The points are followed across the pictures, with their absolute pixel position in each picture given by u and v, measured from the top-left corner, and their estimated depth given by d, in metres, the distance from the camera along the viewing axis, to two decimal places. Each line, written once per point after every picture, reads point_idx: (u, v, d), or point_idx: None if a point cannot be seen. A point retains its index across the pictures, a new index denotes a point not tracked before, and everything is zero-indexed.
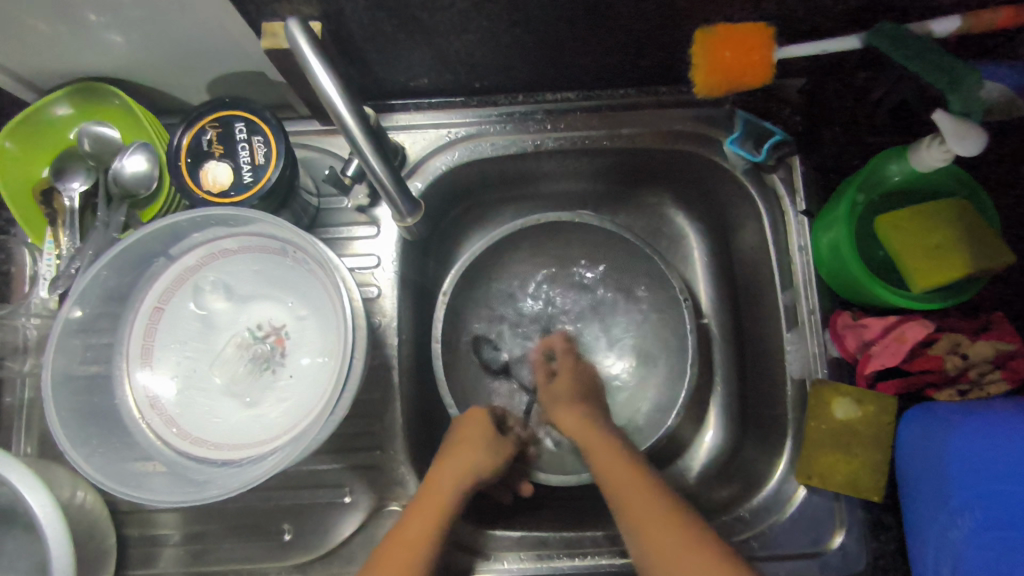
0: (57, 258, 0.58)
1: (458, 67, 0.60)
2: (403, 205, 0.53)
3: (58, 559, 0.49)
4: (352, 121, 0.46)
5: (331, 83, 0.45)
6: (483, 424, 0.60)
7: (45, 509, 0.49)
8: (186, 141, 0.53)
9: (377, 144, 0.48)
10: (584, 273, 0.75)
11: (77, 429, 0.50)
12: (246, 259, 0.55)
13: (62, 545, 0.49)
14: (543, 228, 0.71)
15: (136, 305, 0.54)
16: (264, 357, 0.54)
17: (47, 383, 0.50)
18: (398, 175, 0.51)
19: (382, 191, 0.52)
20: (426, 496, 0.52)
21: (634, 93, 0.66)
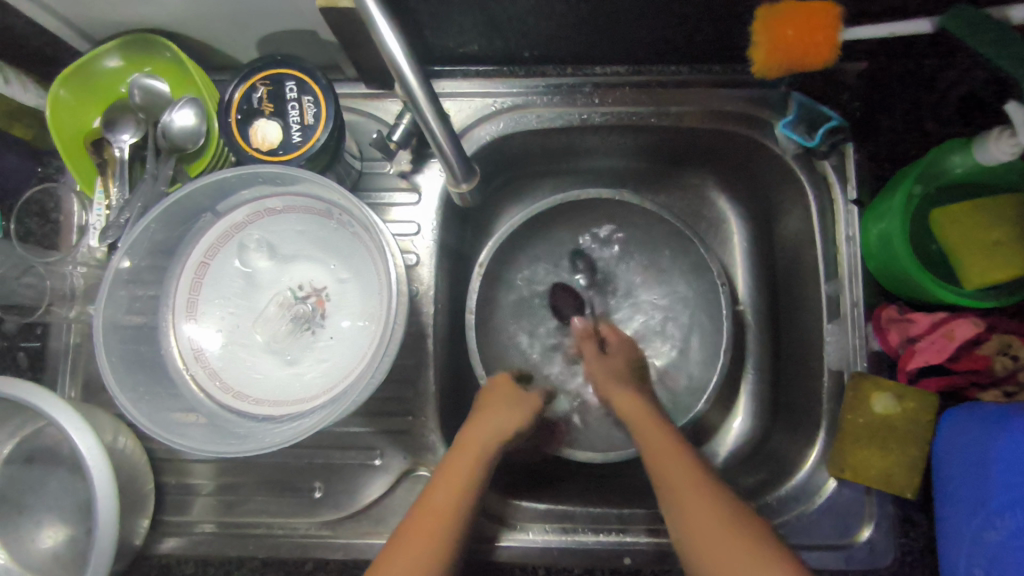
0: (107, 209, 0.59)
1: (510, 34, 0.59)
2: (458, 170, 0.52)
3: (103, 499, 0.50)
4: (416, 83, 0.45)
5: (397, 45, 0.43)
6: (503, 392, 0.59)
7: (91, 451, 0.51)
8: (237, 97, 0.53)
9: (437, 104, 0.47)
10: (622, 252, 0.75)
11: (126, 376, 0.51)
12: (292, 219, 0.55)
13: (107, 485, 0.51)
14: (583, 204, 0.71)
15: (183, 259, 0.54)
16: (305, 317, 0.55)
17: (97, 329, 0.51)
18: (456, 138, 0.50)
19: (438, 152, 0.51)
20: (454, 460, 0.50)
21: (685, 70, 0.64)
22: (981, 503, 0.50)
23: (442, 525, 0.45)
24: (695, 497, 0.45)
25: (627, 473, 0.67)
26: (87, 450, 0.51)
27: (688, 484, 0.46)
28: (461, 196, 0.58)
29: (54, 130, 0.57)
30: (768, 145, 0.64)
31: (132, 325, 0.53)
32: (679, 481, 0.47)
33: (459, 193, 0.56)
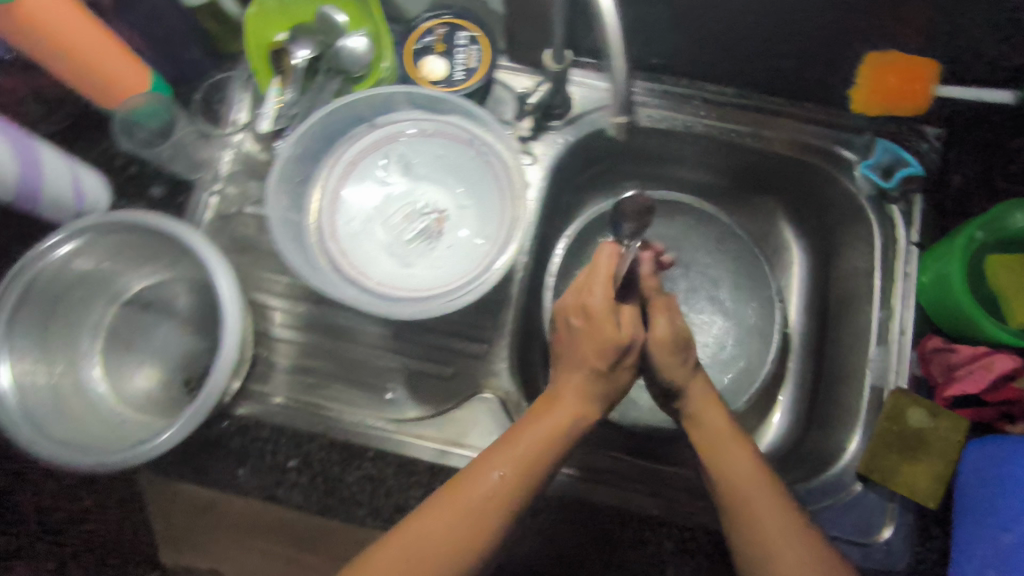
0: (279, 103, 0.65)
1: (645, 38, 0.69)
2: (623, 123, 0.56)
3: (231, 334, 0.58)
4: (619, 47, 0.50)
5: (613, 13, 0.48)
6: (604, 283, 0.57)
7: (228, 288, 0.58)
8: (414, 37, 0.62)
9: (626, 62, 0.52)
10: (694, 259, 0.81)
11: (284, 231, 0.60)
12: (435, 142, 0.62)
13: (235, 325, 0.58)
14: (663, 207, 0.83)
15: (338, 157, 0.63)
16: (427, 229, 0.61)
17: (268, 189, 0.59)
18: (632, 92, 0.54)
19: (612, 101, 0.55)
20: (509, 448, 0.53)
21: (785, 102, 0.73)
22: (989, 516, 0.56)
23: (482, 509, 0.50)
24: (768, 507, 0.52)
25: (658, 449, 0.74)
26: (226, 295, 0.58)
27: (763, 493, 0.53)
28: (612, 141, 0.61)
29: (250, 39, 0.66)
30: (842, 179, 0.71)
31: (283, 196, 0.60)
32: (749, 482, 0.53)
33: (614, 131, 0.59)
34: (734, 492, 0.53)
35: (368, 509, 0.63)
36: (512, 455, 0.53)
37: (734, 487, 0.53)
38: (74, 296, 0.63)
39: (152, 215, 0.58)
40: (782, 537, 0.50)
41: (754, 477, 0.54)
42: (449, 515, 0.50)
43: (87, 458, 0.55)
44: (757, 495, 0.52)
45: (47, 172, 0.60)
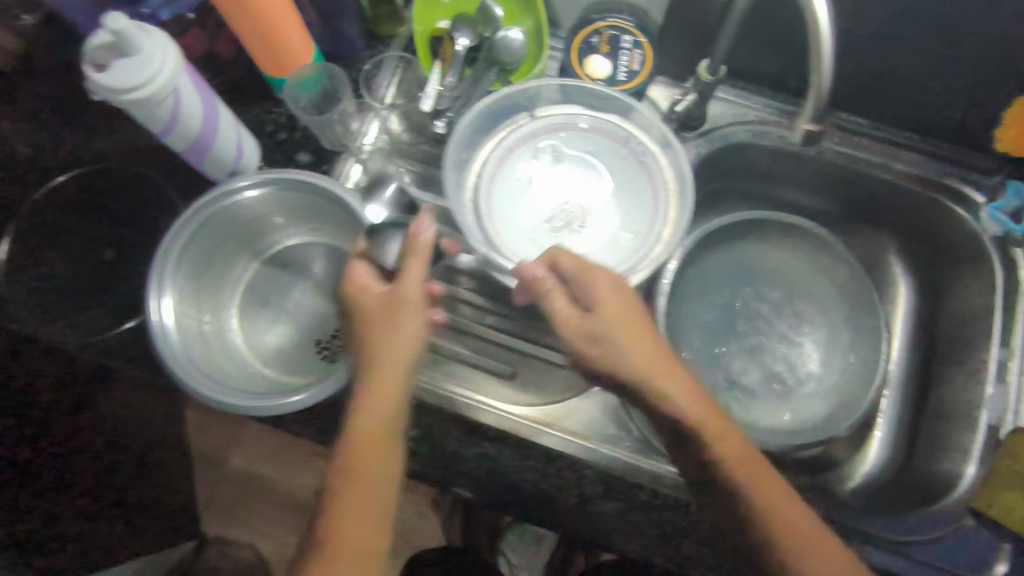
0: (440, 86, 0.66)
1: (790, 61, 0.70)
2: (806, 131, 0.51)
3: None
4: None
5: None
6: (420, 265, 0.52)
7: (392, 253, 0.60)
8: (579, 37, 0.64)
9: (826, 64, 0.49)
10: (800, 287, 0.84)
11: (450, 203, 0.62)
12: (590, 138, 0.64)
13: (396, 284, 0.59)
14: (782, 227, 0.81)
15: (492, 141, 0.64)
16: (573, 219, 0.62)
17: (441, 163, 0.60)
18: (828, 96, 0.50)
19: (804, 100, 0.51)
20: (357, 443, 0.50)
21: (915, 138, 0.75)
22: None
23: (380, 506, 0.49)
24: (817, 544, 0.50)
25: None
26: None
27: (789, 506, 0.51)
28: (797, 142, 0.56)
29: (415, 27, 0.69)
30: (965, 218, 0.72)
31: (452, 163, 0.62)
32: (770, 489, 0.51)
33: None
34: (766, 508, 0.50)
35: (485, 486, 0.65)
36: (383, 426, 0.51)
37: (750, 502, 0.51)
38: (226, 248, 0.65)
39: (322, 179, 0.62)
40: (818, 545, 0.50)
41: (767, 487, 0.51)
42: (369, 537, 0.48)
43: (234, 399, 0.57)
44: (777, 506, 0.51)
45: (220, 135, 0.62)
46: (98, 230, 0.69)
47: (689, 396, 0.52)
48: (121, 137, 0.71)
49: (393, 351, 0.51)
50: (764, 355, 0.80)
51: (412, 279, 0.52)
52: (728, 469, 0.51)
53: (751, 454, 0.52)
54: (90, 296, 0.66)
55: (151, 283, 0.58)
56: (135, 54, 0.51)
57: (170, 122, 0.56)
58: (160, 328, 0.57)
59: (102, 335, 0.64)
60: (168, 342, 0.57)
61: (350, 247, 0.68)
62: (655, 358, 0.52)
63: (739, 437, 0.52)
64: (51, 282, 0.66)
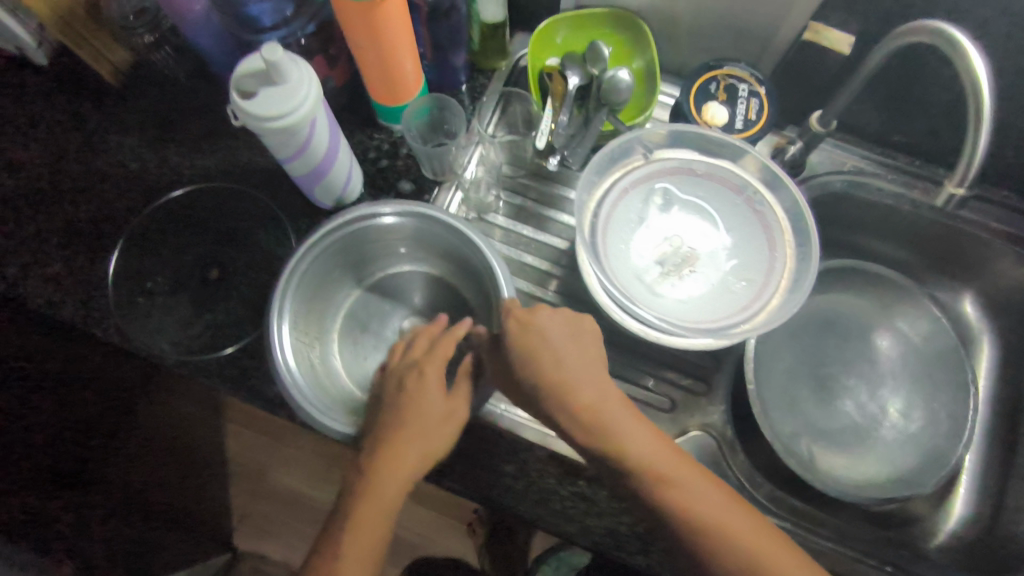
0: (553, 124, 0.67)
1: (896, 116, 0.71)
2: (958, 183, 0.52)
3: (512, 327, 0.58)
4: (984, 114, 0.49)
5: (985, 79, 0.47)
6: (446, 349, 0.58)
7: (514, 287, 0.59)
8: (697, 83, 0.65)
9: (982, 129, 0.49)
10: (882, 338, 0.83)
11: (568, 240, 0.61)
12: (704, 184, 0.64)
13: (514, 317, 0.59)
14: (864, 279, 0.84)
15: (611, 180, 0.64)
16: (686, 264, 0.62)
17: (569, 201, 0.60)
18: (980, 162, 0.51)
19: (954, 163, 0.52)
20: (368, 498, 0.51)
21: (1014, 198, 0.75)
22: None
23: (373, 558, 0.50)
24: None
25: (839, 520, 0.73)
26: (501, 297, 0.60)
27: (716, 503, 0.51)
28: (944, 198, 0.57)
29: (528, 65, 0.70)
30: None
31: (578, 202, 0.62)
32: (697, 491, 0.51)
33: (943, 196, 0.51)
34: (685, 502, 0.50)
35: (576, 528, 0.60)
36: (410, 469, 0.52)
37: (682, 512, 0.50)
38: (335, 274, 0.65)
39: (444, 213, 0.62)
40: (762, 543, 0.49)
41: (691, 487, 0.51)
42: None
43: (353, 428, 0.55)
44: (703, 504, 0.50)
45: (337, 163, 0.63)
46: (202, 248, 0.69)
47: (631, 425, 0.54)
48: (227, 157, 0.72)
49: (425, 399, 0.54)
50: (846, 404, 0.79)
51: (436, 354, 0.57)
52: (657, 473, 0.51)
53: (684, 460, 0.53)
54: (192, 315, 0.66)
55: (275, 306, 0.58)
56: (284, 84, 0.52)
57: (300, 150, 0.57)
58: (283, 351, 0.57)
59: (199, 359, 0.63)
60: (291, 367, 0.56)
61: (452, 279, 0.68)
62: (587, 378, 0.56)
63: (665, 446, 0.54)
64: (151, 298, 0.66)
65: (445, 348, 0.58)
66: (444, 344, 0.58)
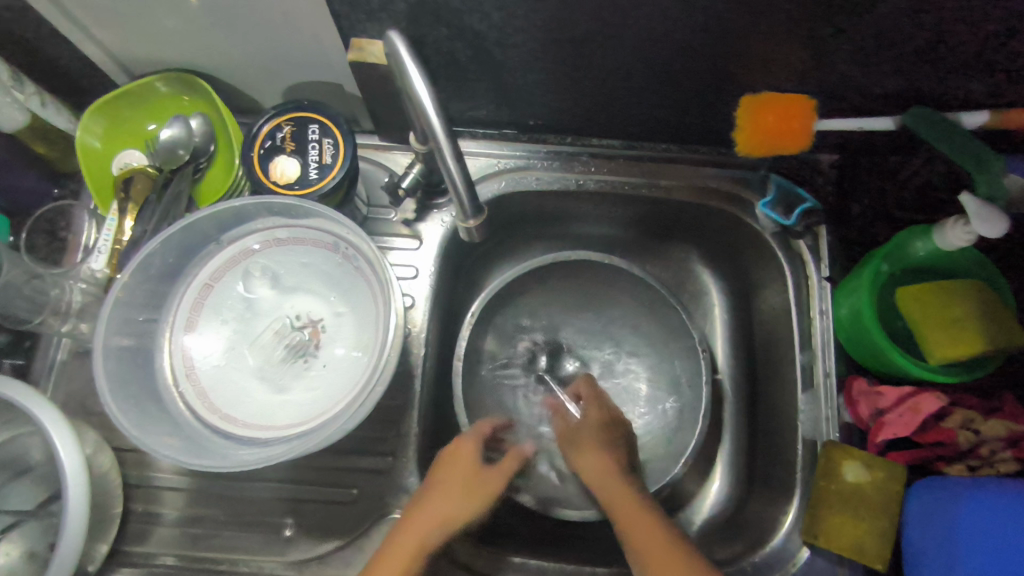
0: (115, 234, 0.61)
1: (517, 103, 0.65)
2: (467, 207, 0.52)
3: (73, 509, 0.51)
4: (438, 127, 0.47)
5: (423, 89, 0.46)
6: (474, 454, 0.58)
7: (67, 445, 0.51)
8: (265, 129, 0.57)
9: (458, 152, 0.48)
10: (614, 330, 0.77)
11: (120, 387, 0.53)
12: (298, 250, 0.57)
13: (78, 491, 0.51)
14: (572, 266, 0.74)
15: (189, 279, 0.57)
16: (300, 346, 0.56)
17: (97, 347, 0.52)
18: (470, 177, 0.51)
19: (451, 190, 0.51)
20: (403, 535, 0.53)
21: (675, 149, 0.70)
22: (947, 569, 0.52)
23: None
24: None
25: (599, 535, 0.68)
26: (61, 450, 0.51)
27: (629, 515, 0.55)
28: (469, 237, 0.57)
29: (83, 171, 0.61)
30: (744, 218, 0.68)
31: (115, 349, 0.53)
32: None
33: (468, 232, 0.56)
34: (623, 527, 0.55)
35: None
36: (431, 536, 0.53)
37: None
38: None
39: None
40: None
41: None
42: None
43: None
44: None
45: None
46: None
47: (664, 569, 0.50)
48: None
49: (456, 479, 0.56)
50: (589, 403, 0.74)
51: (483, 426, 0.62)
52: None
53: None
54: None
55: None
56: None
57: None
58: None
59: None
60: None
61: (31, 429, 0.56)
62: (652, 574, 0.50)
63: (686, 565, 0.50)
64: None
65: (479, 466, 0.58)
66: (466, 451, 0.58)
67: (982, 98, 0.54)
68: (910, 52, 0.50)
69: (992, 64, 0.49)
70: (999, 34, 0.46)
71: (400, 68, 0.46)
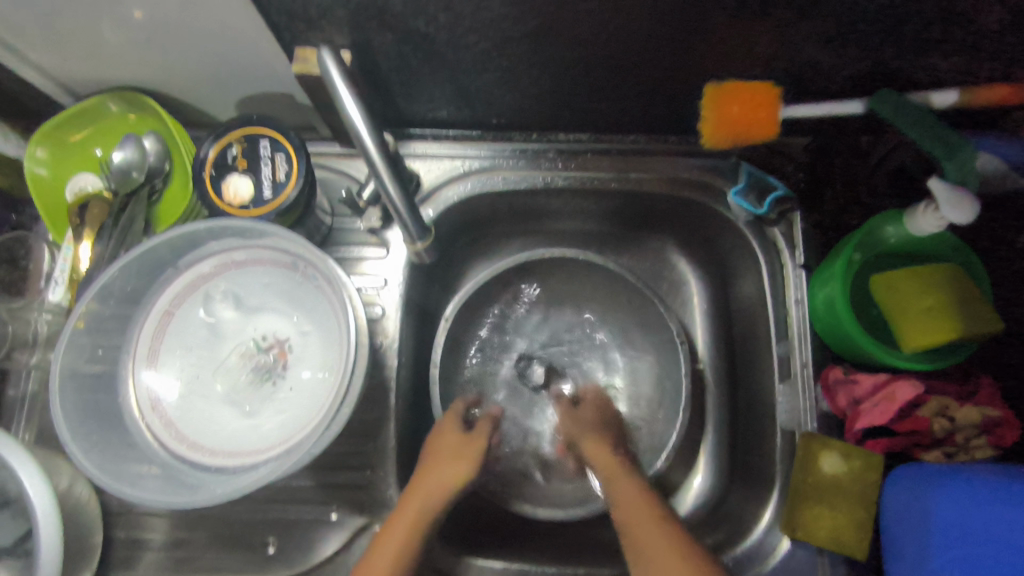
0: (70, 263, 0.60)
1: (477, 103, 0.63)
2: (413, 229, 0.56)
3: (46, 546, 0.51)
4: (373, 148, 0.51)
5: (355, 109, 0.50)
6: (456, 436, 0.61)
7: (35, 483, 0.51)
8: (212, 156, 0.56)
9: (394, 169, 0.52)
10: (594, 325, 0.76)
11: (79, 424, 0.52)
12: (258, 271, 0.57)
13: (52, 529, 0.51)
14: (547, 263, 0.73)
15: (147, 307, 0.56)
16: (266, 368, 0.56)
17: (55, 379, 0.51)
18: (411, 201, 0.55)
19: (394, 214, 0.55)
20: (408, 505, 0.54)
21: (644, 139, 0.68)
22: (923, 566, 0.51)
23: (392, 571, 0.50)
24: None
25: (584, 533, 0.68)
26: (31, 489, 0.51)
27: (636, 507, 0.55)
28: (419, 256, 0.61)
29: (34, 198, 0.60)
30: (718, 208, 0.67)
31: (80, 380, 0.53)
32: None
33: (417, 252, 0.59)
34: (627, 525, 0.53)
35: None
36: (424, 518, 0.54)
37: None
38: None
39: None
40: None
41: None
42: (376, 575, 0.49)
43: None
44: None
45: None
46: None
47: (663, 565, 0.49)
48: None
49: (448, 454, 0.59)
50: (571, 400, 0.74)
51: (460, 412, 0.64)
52: None
53: None
54: None
55: None
56: None
57: None
58: None
59: None
60: None
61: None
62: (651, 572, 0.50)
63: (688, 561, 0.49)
64: None
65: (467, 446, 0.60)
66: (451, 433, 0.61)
67: (950, 77, 0.53)
68: (878, 33, 0.48)
69: (953, 44, 0.48)
70: (965, 11, 0.44)
71: (334, 91, 0.49)
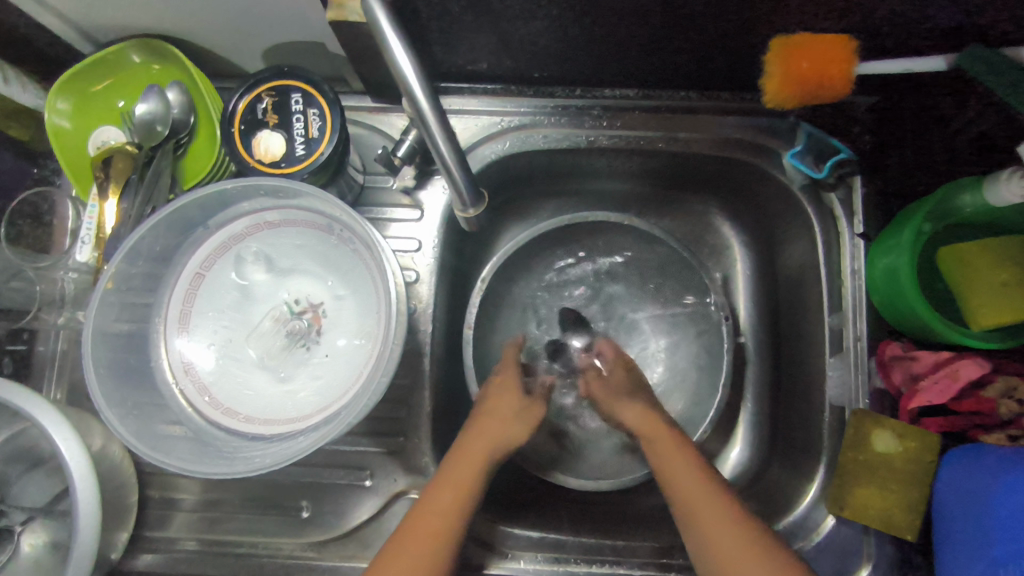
0: (96, 223, 0.58)
1: (519, 53, 0.59)
2: (465, 192, 0.53)
3: (83, 506, 0.50)
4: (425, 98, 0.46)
5: (408, 63, 0.45)
6: (510, 407, 0.58)
7: (67, 442, 0.50)
8: (241, 107, 0.52)
9: (444, 123, 0.47)
10: (631, 292, 0.73)
11: (114, 389, 0.50)
12: (292, 232, 0.54)
13: (89, 490, 0.51)
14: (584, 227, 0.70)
15: (179, 269, 0.54)
16: (301, 333, 0.54)
17: (86, 341, 0.50)
18: (462, 155, 0.50)
19: (445, 169, 0.51)
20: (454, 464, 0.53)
21: (694, 96, 0.64)
22: (982, 554, 0.49)
23: (439, 530, 0.49)
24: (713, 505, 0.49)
25: (620, 504, 0.67)
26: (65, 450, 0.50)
27: (690, 481, 0.51)
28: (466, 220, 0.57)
29: (58, 154, 0.57)
30: (773, 172, 0.63)
31: (110, 337, 0.51)
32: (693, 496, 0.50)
33: (468, 219, 0.56)
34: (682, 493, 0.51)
35: None
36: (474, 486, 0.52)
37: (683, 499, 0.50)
38: None
39: None
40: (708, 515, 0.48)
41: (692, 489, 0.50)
42: (427, 536, 0.48)
43: None
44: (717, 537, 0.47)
45: None
46: None
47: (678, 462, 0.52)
48: None
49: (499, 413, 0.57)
50: None
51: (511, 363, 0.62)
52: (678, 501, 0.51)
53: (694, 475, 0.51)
54: None
55: None
56: None
57: None
58: None
59: None
60: None
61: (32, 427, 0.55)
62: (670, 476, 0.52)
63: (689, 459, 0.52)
64: None
65: (516, 416, 0.57)
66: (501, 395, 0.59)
67: None
68: None
69: None
70: None
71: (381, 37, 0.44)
